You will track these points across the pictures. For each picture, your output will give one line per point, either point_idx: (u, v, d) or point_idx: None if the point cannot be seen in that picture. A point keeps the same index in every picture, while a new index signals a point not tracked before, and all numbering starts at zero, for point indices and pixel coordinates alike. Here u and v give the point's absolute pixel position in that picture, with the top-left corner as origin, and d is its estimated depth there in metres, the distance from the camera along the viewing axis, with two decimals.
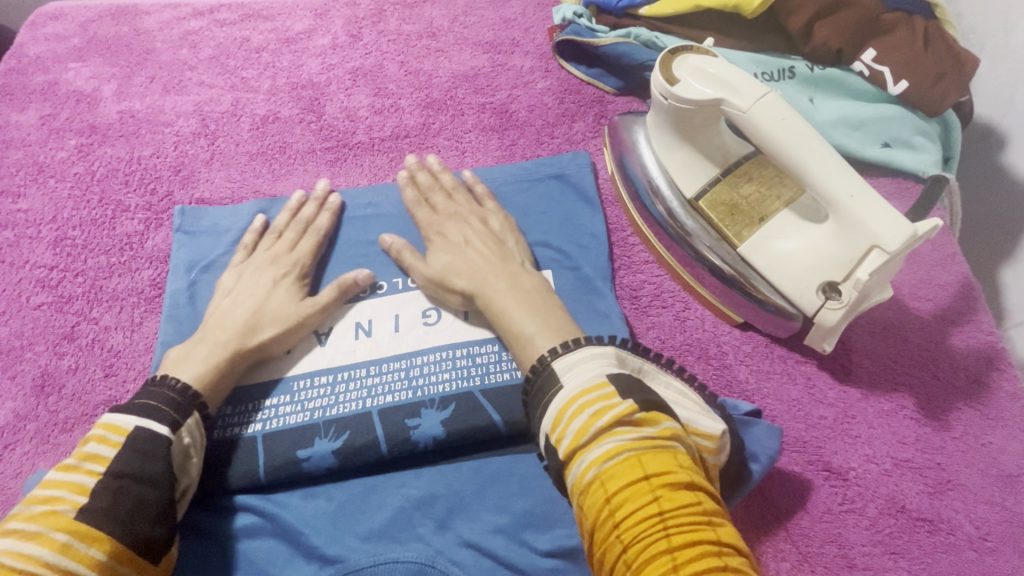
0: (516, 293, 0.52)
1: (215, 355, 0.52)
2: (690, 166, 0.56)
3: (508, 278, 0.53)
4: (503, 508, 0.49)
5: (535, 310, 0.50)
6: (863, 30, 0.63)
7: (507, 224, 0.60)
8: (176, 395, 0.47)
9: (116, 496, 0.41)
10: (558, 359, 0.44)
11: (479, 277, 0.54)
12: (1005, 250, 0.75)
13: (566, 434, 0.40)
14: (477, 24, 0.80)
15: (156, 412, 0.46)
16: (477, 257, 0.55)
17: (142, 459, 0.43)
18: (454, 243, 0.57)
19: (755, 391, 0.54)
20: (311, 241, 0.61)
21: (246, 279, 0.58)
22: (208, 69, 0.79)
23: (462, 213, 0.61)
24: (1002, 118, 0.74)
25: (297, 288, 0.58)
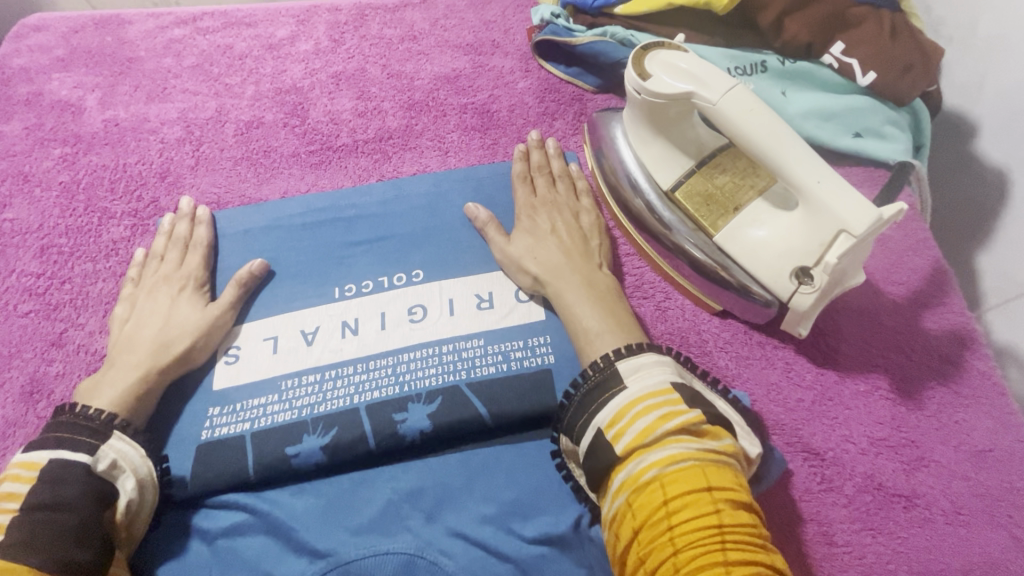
0: (590, 292, 0.55)
1: (129, 376, 0.53)
2: (665, 159, 0.57)
3: (581, 276, 0.56)
4: (491, 499, 0.50)
5: (608, 311, 0.54)
6: (831, 23, 0.65)
7: (596, 224, 0.62)
8: (94, 422, 0.48)
9: (34, 528, 0.41)
10: (626, 360, 0.47)
11: (559, 267, 0.57)
12: (978, 236, 0.77)
13: (628, 429, 0.43)
14: (458, 27, 0.82)
15: (72, 441, 0.46)
16: (557, 251, 0.58)
17: (57, 487, 0.43)
18: (540, 231, 0.60)
19: (735, 376, 0.55)
20: (196, 253, 0.63)
21: (144, 304, 0.59)
22: (192, 77, 0.80)
23: (559, 203, 0.63)
24: (971, 107, 0.76)
25: (196, 297, 0.59)
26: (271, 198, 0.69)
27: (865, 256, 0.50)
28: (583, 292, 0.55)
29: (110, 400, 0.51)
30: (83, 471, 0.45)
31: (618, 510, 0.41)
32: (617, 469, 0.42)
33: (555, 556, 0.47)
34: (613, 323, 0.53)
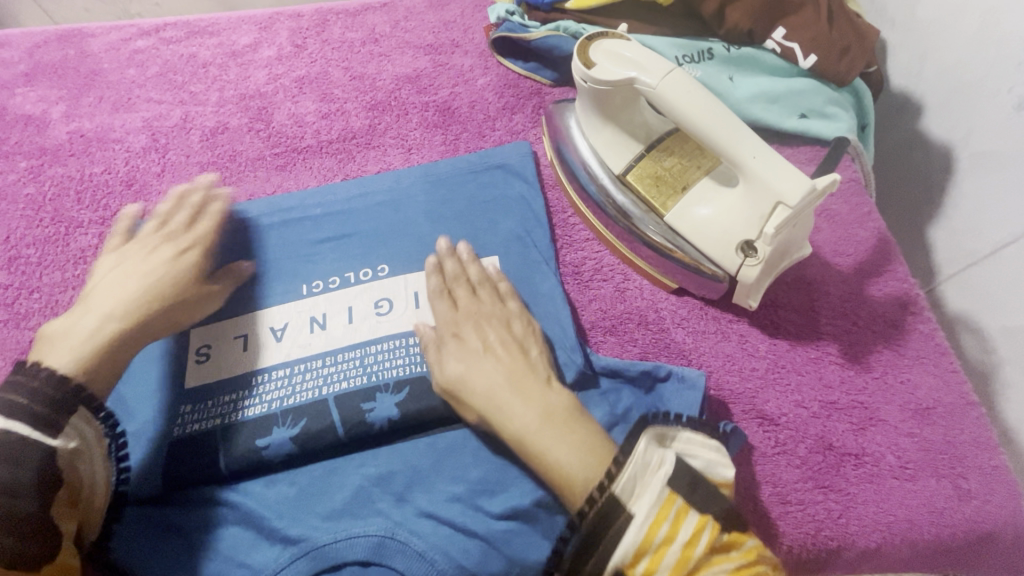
0: (546, 423, 0.47)
1: (106, 331, 0.50)
2: (616, 144, 0.59)
3: (532, 402, 0.48)
4: (459, 478, 0.52)
5: (569, 439, 0.46)
6: (772, 9, 0.67)
7: (529, 332, 0.55)
8: (46, 392, 0.45)
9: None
10: (621, 481, 0.43)
11: (499, 403, 0.49)
12: (929, 211, 0.80)
13: (657, 568, 0.41)
14: (418, 28, 0.84)
15: (26, 414, 0.44)
16: (495, 377, 0.50)
17: (13, 468, 0.42)
18: (470, 353, 0.53)
19: (692, 350, 0.57)
20: (208, 225, 0.62)
21: (136, 259, 0.56)
22: (156, 86, 0.81)
23: (484, 313, 0.56)
24: (915, 86, 0.80)
25: (195, 264, 0.58)
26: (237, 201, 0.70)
27: (808, 227, 0.53)
28: (539, 420, 0.47)
29: (74, 352, 0.48)
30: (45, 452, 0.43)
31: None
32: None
33: (522, 529, 0.49)
34: (584, 456, 0.45)
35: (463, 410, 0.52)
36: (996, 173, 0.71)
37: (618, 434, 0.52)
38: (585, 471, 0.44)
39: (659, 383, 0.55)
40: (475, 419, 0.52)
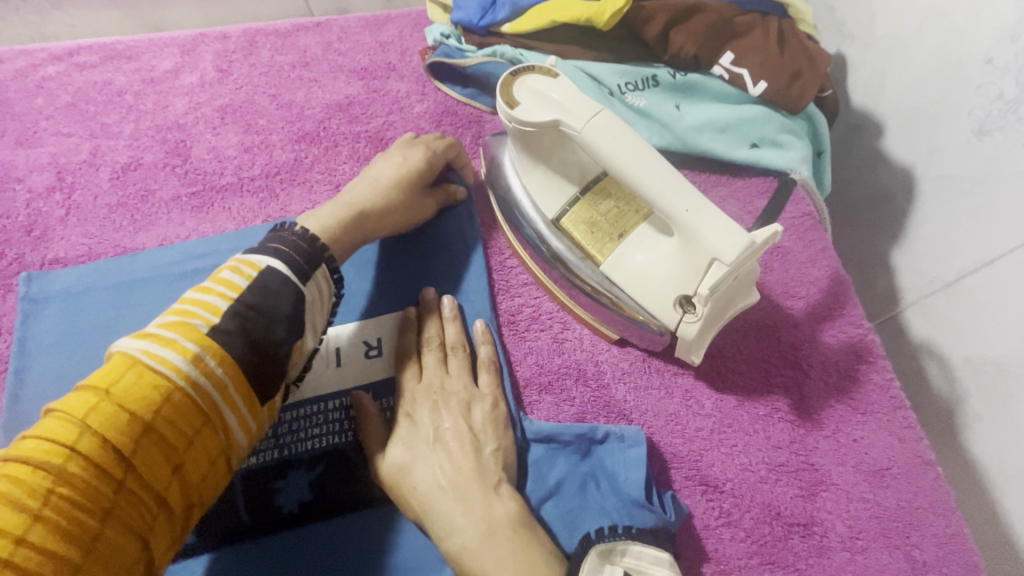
0: (485, 538, 0.42)
1: (331, 213, 0.52)
2: (548, 186, 0.55)
3: (474, 516, 0.43)
4: (374, 563, 0.48)
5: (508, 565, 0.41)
6: (718, 34, 0.63)
7: (493, 419, 0.49)
8: (307, 247, 0.47)
9: (240, 328, 0.41)
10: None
11: (440, 502, 0.44)
12: (895, 234, 0.74)
13: None
14: (353, 50, 0.78)
15: (291, 261, 0.45)
16: (440, 478, 0.45)
17: (271, 298, 0.43)
18: (420, 437, 0.47)
19: (634, 409, 0.53)
20: (445, 145, 0.61)
21: (382, 164, 0.58)
22: (66, 117, 0.74)
23: (447, 392, 0.50)
24: (876, 105, 0.76)
25: (418, 173, 0.58)
26: (148, 246, 0.65)
27: (753, 275, 0.49)
28: (479, 539, 0.42)
29: (313, 228, 0.50)
30: (291, 302, 0.44)
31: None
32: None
33: None
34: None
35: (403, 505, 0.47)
36: (955, 200, 0.67)
37: (549, 511, 0.48)
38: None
39: (596, 447, 0.50)
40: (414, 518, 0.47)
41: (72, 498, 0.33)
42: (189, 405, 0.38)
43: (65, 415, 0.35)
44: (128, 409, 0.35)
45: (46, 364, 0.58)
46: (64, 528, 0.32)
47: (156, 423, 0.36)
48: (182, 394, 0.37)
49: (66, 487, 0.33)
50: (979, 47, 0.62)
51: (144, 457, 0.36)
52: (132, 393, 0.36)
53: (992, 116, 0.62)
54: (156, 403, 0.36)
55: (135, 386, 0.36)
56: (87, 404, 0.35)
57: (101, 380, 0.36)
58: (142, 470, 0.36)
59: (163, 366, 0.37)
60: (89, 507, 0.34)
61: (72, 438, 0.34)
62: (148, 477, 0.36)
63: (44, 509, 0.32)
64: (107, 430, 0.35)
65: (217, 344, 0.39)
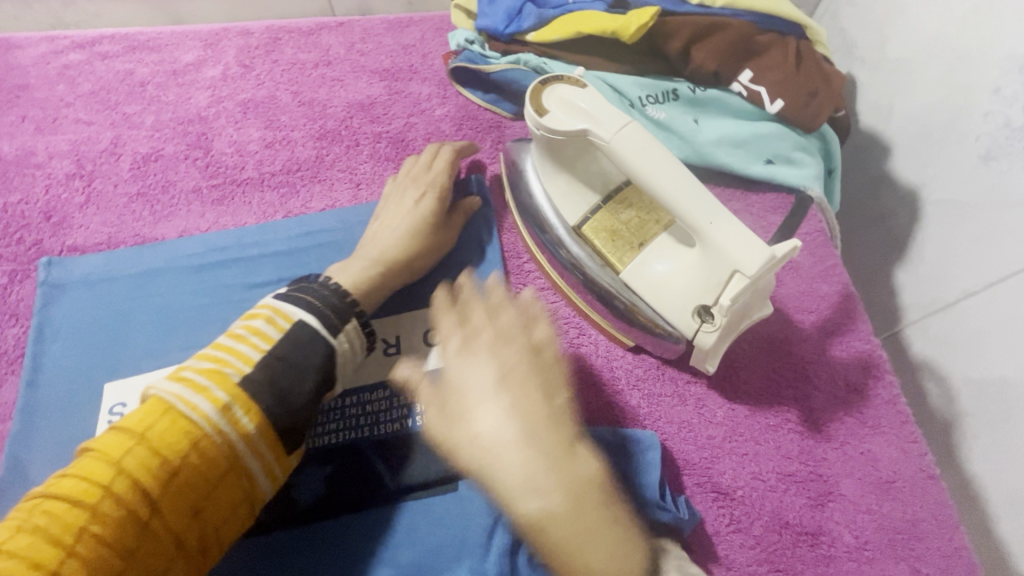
0: (575, 499, 0.36)
1: (359, 267, 0.54)
2: (571, 194, 0.56)
3: (559, 471, 0.36)
4: (387, 560, 0.47)
5: (593, 538, 0.36)
6: (737, 52, 0.65)
7: (562, 381, 0.42)
8: (336, 301, 0.48)
9: (268, 380, 0.41)
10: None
11: (517, 452, 0.36)
12: (897, 254, 0.76)
13: None
14: (375, 51, 0.79)
15: (321, 314, 0.46)
16: (514, 424, 0.37)
17: (302, 350, 0.44)
18: (487, 386, 0.39)
19: (647, 415, 0.54)
20: (446, 160, 0.63)
21: (394, 206, 0.61)
22: (86, 106, 0.75)
23: (512, 349, 0.41)
24: (884, 127, 0.78)
25: (434, 200, 0.61)
26: (168, 237, 0.65)
27: (769, 288, 0.50)
28: (566, 497, 0.36)
29: (344, 281, 0.52)
30: (320, 355, 0.45)
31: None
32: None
33: None
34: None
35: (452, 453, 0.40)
36: (959, 222, 0.68)
37: None
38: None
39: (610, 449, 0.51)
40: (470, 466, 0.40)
41: (103, 538, 0.34)
42: (216, 453, 0.38)
43: (100, 455, 0.35)
44: (159, 454, 0.36)
45: (61, 352, 0.57)
46: (93, 565, 0.33)
47: (184, 468, 0.37)
48: (209, 442, 0.38)
49: (98, 525, 0.34)
50: (989, 76, 0.64)
51: (170, 501, 0.36)
52: (164, 438, 0.37)
53: (998, 143, 0.63)
54: (185, 449, 0.37)
55: (167, 430, 0.37)
56: (123, 446, 0.36)
57: (136, 423, 0.37)
58: (167, 513, 0.36)
59: (195, 413, 0.38)
60: (116, 547, 0.34)
61: (106, 478, 0.35)
62: (171, 519, 0.37)
63: (77, 545, 0.33)
64: (139, 473, 0.35)
65: (246, 395, 0.40)
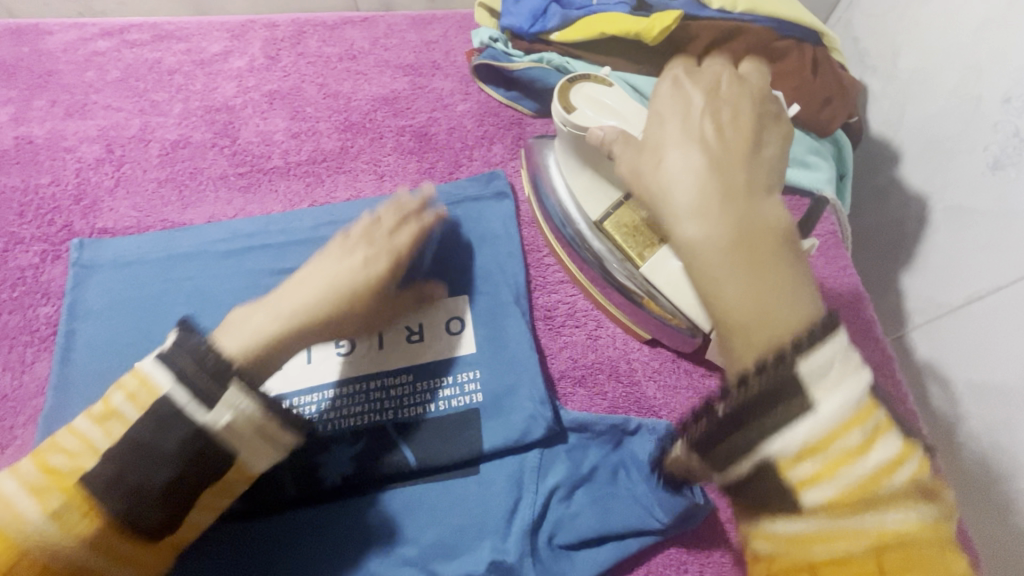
0: (751, 253, 0.32)
1: (263, 326, 0.44)
2: (594, 190, 0.57)
3: (736, 209, 0.34)
4: (410, 538, 0.49)
5: (763, 285, 0.32)
6: (757, 55, 0.66)
7: (777, 148, 0.40)
8: (211, 364, 0.41)
9: (106, 478, 0.39)
10: (808, 360, 0.30)
11: (701, 182, 0.35)
12: (903, 259, 0.78)
13: (831, 477, 0.28)
14: (398, 47, 0.81)
15: (187, 386, 0.40)
16: (701, 160, 0.36)
17: (157, 434, 0.40)
18: (687, 126, 0.38)
19: (663, 406, 0.56)
20: (409, 229, 0.55)
21: (330, 254, 0.51)
22: (115, 92, 0.76)
23: (718, 105, 0.40)
24: (895, 134, 0.79)
25: (379, 272, 0.51)
26: (196, 222, 0.67)
27: None
28: (735, 232, 0.33)
29: (230, 343, 0.43)
30: (178, 439, 0.40)
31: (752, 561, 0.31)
32: (804, 514, 0.29)
33: None
34: (762, 325, 0.31)
35: (624, 159, 0.43)
36: (969, 228, 0.68)
37: (581, 496, 0.50)
38: (753, 331, 0.31)
39: (628, 438, 0.53)
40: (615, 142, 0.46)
41: None
42: (45, 563, 0.37)
43: None
44: None
45: (92, 332, 0.58)
46: None
47: None
48: (34, 555, 0.37)
49: None
50: (999, 86, 0.65)
51: None
52: None
53: (1007, 152, 0.64)
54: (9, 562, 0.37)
55: None
56: None
57: None
58: None
59: (20, 522, 0.37)
60: None
61: None
62: None
63: None
64: None
65: (85, 495, 0.38)
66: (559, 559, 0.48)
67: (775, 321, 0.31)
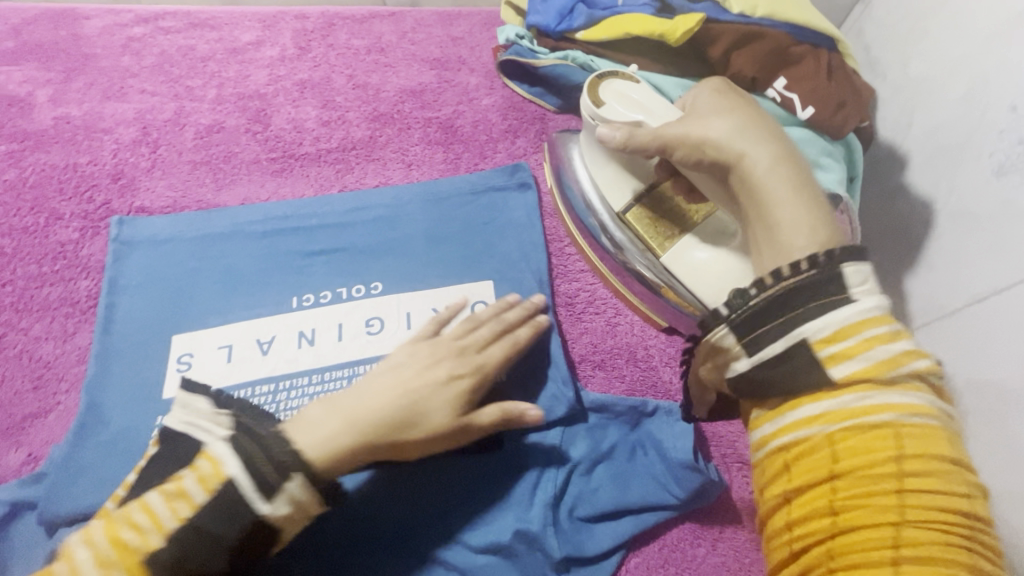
0: (792, 181, 0.42)
1: (337, 437, 0.43)
2: (618, 181, 0.59)
3: (774, 151, 0.44)
4: (440, 508, 0.51)
5: (805, 201, 0.41)
6: (774, 60, 0.69)
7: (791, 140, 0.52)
8: (277, 454, 0.41)
9: (168, 560, 0.38)
10: (851, 262, 0.37)
11: (745, 134, 0.45)
12: (908, 261, 0.80)
13: (862, 354, 0.35)
14: (425, 41, 0.83)
15: (259, 476, 0.41)
16: (742, 123, 0.46)
17: (222, 520, 0.40)
18: (725, 105, 0.49)
19: (678, 390, 0.59)
20: (502, 349, 0.53)
21: (410, 359, 0.50)
22: (151, 77, 0.78)
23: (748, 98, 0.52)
24: (903, 140, 0.82)
25: (462, 399, 0.49)
26: (231, 203, 0.69)
27: None
28: (776, 164, 0.43)
29: (309, 445, 0.42)
30: (241, 529, 0.40)
31: (774, 454, 0.36)
32: (833, 390, 0.35)
33: (500, 564, 0.49)
34: (809, 233, 0.40)
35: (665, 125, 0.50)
36: (971, 231, 0.70)
37: (601, 472, 0.53)
38: (803, 233, 0.40)
39: (646, 419, 0.55)
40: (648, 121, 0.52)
41: None
42: None
43: None
44: None
45: (129, 307, 0.61)
46: None
47: None
48: None
49: None
50: (1006, 95, 0.66)
51: None
52: None
53: (1011, 158, 0.65)
54: None
55: None
56: None
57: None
58: None
59: None
60: None
61: None
62: None
63: None
64: None
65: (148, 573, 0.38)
66: (579, 529, 0.51)
67: (817, 226, 0.40)
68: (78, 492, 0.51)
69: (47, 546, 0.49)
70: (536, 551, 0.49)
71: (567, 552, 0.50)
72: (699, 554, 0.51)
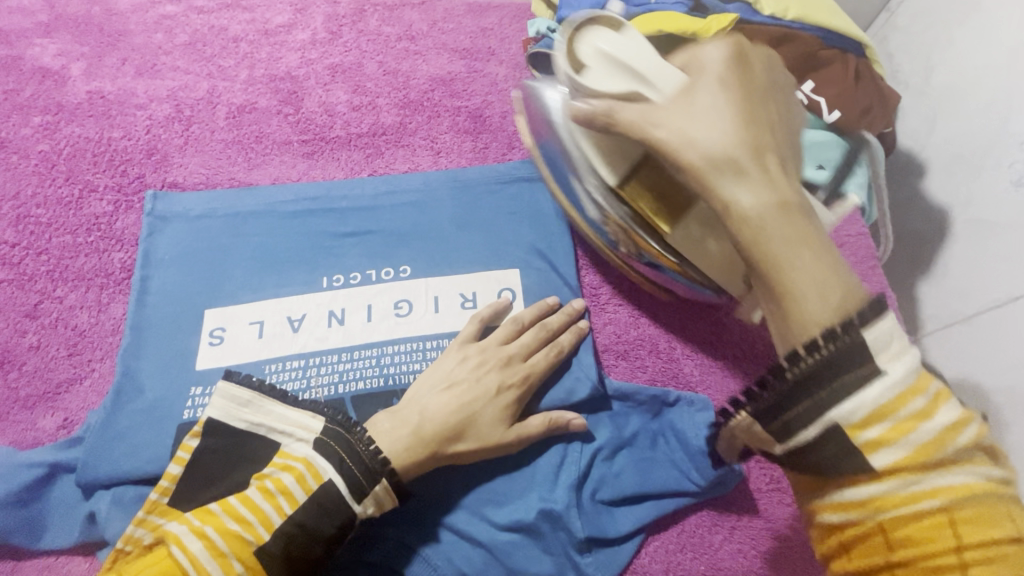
0: (795, 227, 0.34)
1: (408, 445, 0.47)
2: (606, 155, 0.49)
3: (772, 186, 0.36)
4: (468, 486, 0.53)
5: (815, 254, 0.34)
6: (802, 64, 0.70)
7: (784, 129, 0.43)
8: (369, 461, 0.45)
9: (276, 552, 0.42)
10: (872, 327, 0.32)
11: (739, 161, 0.36)
12: (923, 268, 0.81)
13: (901, 439, 0.31)
14: (455, 31, 0.84)
15: (351, 478, 0.44)
16: (733, 143, 0.37)
17: (322, 518, 0.43)
18: (711, 111, 0.39)
19: (698, 381, 0.60)
20: (548, 357, 0.55)
21: (463, 366, 0.52)
22: (184, 55, 0.79)
23: (734, 85, 0.41)
24: (921, 149, 0.83)
25: (511, 408, 0.51)
26: (262, 183, 0.70)
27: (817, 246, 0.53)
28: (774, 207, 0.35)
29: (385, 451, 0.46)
30: (338, 525, 0.44)
31: (827, 531, 0.34)
32: (876, 478, 0.31)
33: (524, 542, 0.50)
34: (819, 292, 0.33)
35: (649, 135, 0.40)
36: (986, 242, 0.72)
37: (623, 458, 0.54)
38: (816, 299, 0.33)
39: (667, 409, 0.57)
40: (624, 110, 0.43)
41: None
42: None
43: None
44: None
45: (161, 279, 0.62)
46: None
47: None
48: None
49: None
50: None
51: None
52: None
53: None
54: None
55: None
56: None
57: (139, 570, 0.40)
58: None
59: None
60: None
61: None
62: None
63: None
64: None
65: (260, 565, 0.41)
66: (601, 512, 0.52)
67: (828, 285, 0.33)
68: (116, 455, 0.53)
69: (84, 508, 0.53)
70: (559, 531, 0.51)
71: (590, 533, 0.51)
72: (716, 540, 0.52)
